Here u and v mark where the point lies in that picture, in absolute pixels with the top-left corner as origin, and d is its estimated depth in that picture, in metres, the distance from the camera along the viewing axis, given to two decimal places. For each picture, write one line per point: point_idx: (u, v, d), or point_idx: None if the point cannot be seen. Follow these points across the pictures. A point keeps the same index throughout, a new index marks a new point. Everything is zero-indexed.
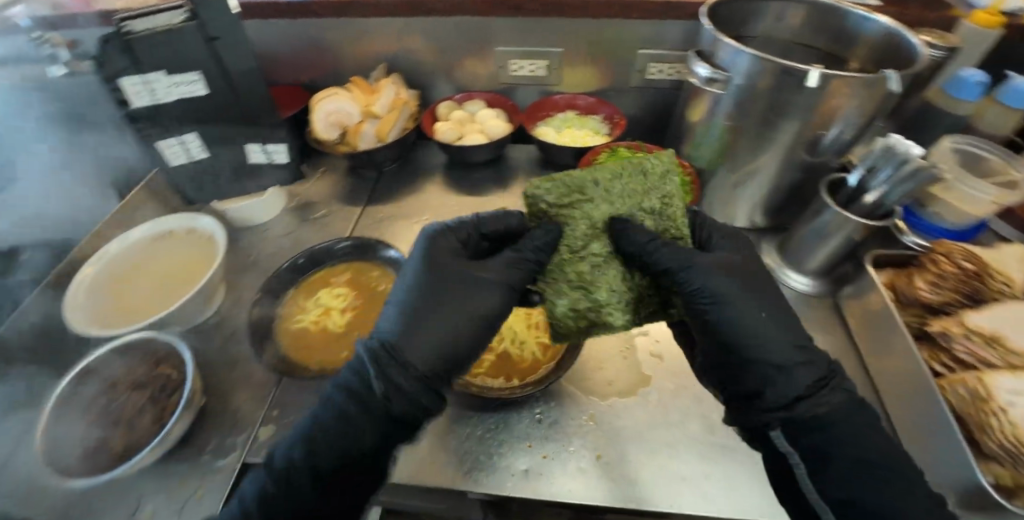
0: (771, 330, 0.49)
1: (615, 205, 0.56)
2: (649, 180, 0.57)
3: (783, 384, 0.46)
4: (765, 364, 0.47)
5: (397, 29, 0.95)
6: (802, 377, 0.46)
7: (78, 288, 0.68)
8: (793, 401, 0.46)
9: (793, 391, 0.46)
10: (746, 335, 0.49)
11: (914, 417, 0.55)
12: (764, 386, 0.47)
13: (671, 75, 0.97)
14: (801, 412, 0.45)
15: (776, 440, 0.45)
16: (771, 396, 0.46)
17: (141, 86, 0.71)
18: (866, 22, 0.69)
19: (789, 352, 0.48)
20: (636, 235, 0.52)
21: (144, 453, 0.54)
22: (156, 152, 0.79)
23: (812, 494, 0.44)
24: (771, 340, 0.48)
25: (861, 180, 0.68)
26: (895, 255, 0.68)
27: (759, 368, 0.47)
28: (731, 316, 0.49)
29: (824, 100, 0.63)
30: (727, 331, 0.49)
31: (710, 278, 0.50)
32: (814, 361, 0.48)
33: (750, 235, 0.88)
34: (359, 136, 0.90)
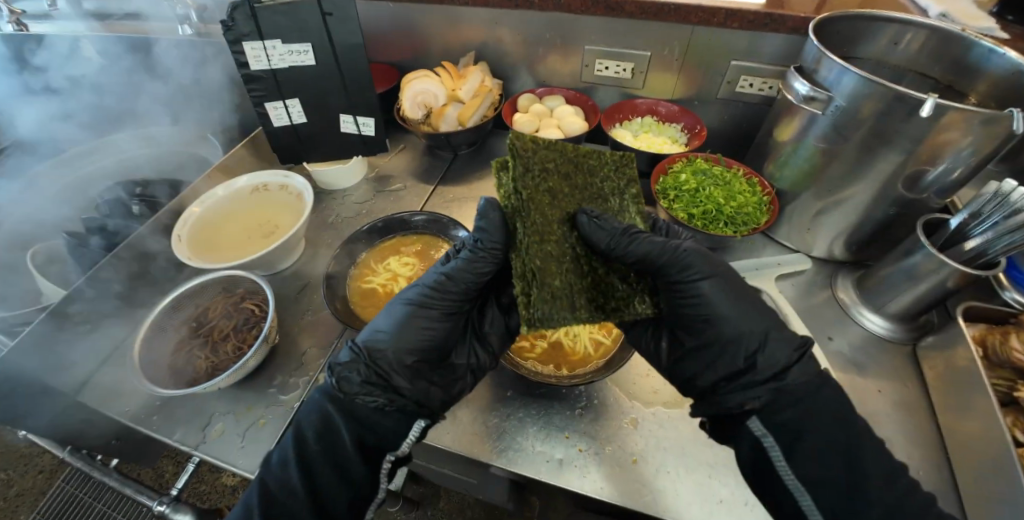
0: (750, 310, 0.52)
1: (577, 195, 0.56)
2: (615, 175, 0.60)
3: (764, 359, 0.50)
4: (745, 339, 0.51)
5: (490, 19, 0.98)
6: (779, 351, 0.50)
7: (186, 224, 0.77)
8: (780, 372, 0.50)
9: (771, 367, 0.50)
10: (724, 315, 0.52)
11: (988, 487, 0.51)
12: (750, 362, 0.51)
13: (762, 90, 0.93)
14: (789, 380, 0.49)
15: (754, 425, 0.48)
16: (760, 366, 0.50)
17: (260, 51, 0.79)
18: (991, 56, 0.63)
19: (769, 332, 0.51)
20: (599, 218, 0.53)
21: (223, 376, 0.60)
22: (263, 112, 0.88)
23: (789, 478, 0.45)
24: (744, 318, 0.52)
25: (964, 225, 0.63)
26: (991, 310, 0.62)
27: (742, 344, 0.51)
28: (712, 297, 0.53)
29: (935, 133, 0.58)
30: (710, 311, 0.53)
31: (689, 259, 0.53)
32: (788, 335, 0.51)
33: (826, 267, 0.84)
34: (442, 118, 0.95)
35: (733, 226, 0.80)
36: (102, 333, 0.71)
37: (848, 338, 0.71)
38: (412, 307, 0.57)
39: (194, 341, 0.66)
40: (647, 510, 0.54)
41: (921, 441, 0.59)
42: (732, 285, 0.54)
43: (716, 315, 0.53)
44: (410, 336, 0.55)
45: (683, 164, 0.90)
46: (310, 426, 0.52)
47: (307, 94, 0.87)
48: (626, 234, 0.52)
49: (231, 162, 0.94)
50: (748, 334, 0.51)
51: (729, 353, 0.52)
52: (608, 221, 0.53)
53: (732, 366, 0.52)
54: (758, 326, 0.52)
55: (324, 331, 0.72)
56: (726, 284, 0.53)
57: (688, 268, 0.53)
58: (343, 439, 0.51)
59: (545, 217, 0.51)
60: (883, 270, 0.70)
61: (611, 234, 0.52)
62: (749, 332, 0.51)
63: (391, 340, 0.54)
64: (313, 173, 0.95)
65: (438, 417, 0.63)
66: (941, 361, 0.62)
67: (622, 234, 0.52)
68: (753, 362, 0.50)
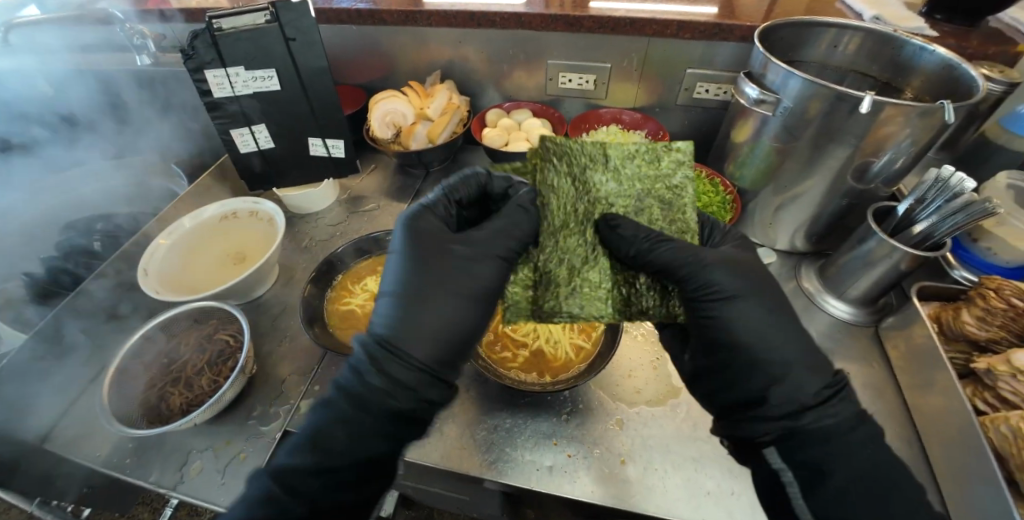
0: (783, 337, 0.51)
1: (608, 195, 0.59)
2: (666, 170, 0.60)
3: (789, 390, 0.49)
4: (768, 369, 0.50)
5: (455, 38, 1.00)
6: (808, 385, 0.49)
7: (152, 257, 0.74)
8: (803, 409, 0.48)
9: (799, 397, 0.48)
10: (751, 340, 0.51)
11: (953, 455, 0.54)
12: (770, 394, 0.49)
13: (718, 95, 0.98)
14: (807, 422, 0.48)
15: (769, 456, 0.48)
16: (783, 397, 0.49)
17: (223, 79, 0.79)
18: (923, 53, 0.69)
19: (798, 360, 0.50)
20: (623, 225, 0.55)
21: (198, 412, 0.58)
22: (229, 140, 0.87)
23: (806, 517, 0.45)
24: (774, 343, 0.51)
25: (910, 211, 0.67)
26: (942, 287, 0.66)
27: (765, 372, 0.50)
28: (734, 317, 0.52)
29: (875, 127, 0.63)
30: (731, 338, 0.52)
31: (716, 276, 0.53)
32: (818, 369, 0.50)
33: (790, 259, 0.87)
34: (412, 137, 0.95)
35: None
36: (65, 378, 0.67)
37: (816, 325, 0.74)
38: (435, 295, 0.52)
39: (166, 379, 0.64)
40: (640, 509, 0.55)
41: (890, 417, 0.62)
42: (765, 307, 0.53)
43: (743, 338, 0.51)
44: (427, 323, 0.51)
45: None
46: None
47: (273, 120, 0.86)
48: (650, 240, 0.54)
49: (197, 191, 0.92)
50: (774, 361, 0.50)
51: (751, 377, 0.51)
52: (631, 228, 0.55)
53: (762, 393, 0.50)
54: (792, 352, 0.50)
55: (302, 358, 0.71)
56: (757, 302, 0.53)
57: (710, 284, 0.53)
58: (332, 430, 0.47)
59: (569, 223, 0.57)
60: (842, 257, 0.74)
61: (632, 242, 0.54)
62: (777, 359, 0.50)
63: (412, 328, 0.51)
64: (283, 198, 0.94)
65: (426, 434, 0.62)
66: (902, 340, 0.66)
67: (644, 241, 0.54)
68: (777, 391, 0.49)
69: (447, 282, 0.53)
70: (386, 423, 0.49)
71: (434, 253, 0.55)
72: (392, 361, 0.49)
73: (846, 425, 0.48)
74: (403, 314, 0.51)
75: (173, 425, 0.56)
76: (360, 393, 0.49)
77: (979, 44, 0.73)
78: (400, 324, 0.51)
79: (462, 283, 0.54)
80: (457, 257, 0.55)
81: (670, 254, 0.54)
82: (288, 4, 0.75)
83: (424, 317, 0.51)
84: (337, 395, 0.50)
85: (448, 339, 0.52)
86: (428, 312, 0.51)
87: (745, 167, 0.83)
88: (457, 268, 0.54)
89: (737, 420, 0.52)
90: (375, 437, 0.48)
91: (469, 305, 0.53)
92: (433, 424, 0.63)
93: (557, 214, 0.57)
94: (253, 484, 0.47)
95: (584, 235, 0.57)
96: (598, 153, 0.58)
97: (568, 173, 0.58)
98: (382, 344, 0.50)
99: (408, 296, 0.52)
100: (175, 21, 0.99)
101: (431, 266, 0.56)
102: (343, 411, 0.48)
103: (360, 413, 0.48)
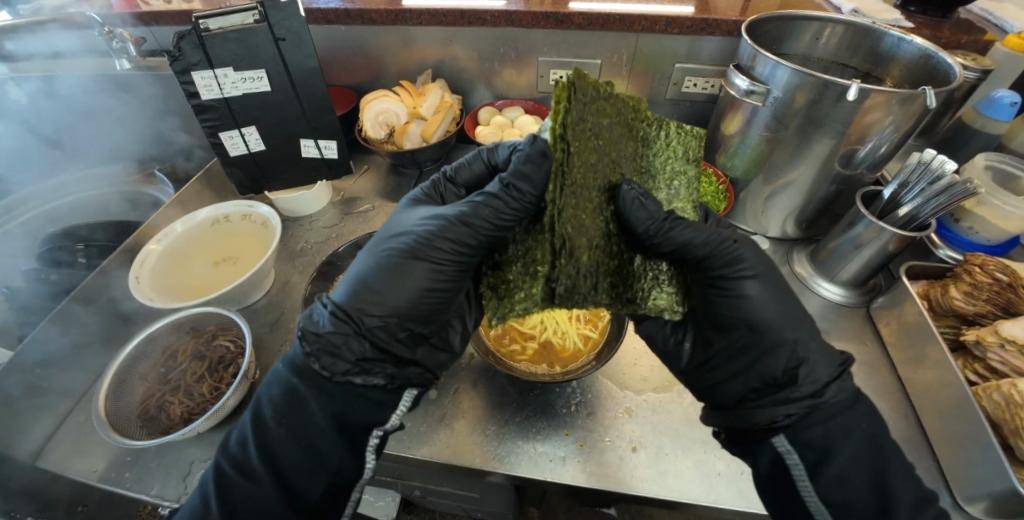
0: (786, 316, 0.53)
1: (624, 168, 0.56)
2: (673, 152, 0.60)
3: (805, 374, 0.50)
4: (791, 346, 0.51)
5: (445, 37, 1.00)
6: (825, 364, 0.50)
7: (143, 263, 0.72)
8: (822, 387, 0.50)
9: (816, 377, 0.50)
10: (770, 324, 0.53)
11: (947, 426, 0.56)
12: (796, 369, 0.51)
13: (706, 89, 1.00)
14: (829, 398, 0.49)
15: (777, 441, 0.49)
16: (801, 379, 0.50)
17: (211, 81, 0.77)
18: (901, 43, 0.72)
19: (809, 340, 0.52)
20: (645, 197, 0.52)
21: (201, 421, 0.56)
22: (218, 143, 0.85)
23: (810, 494, 0.47)
24: (795, 323, 0.53)
25: (895, 195, 0.70)
26: (928, 266, 0.68)
27: (788, 350, 0.52)
28: (754, 298, 0.54)
29: (860, 114, 0.65)
30: (754, 317, 0.54)
31: (747, 251, 0.54)
32: (828, 349, 0.52)
33: (782, 246, 0.90)
34: (405, 136, 0.95)
35: None
36: (57, 392, 0.65)
37: (810, 308, 0.76)
38: (398, 263, 0.53)
39: (166, 387, 0.62)
40: (653, 494, 0.56)
41: (886, 393, 0.64)
42: (776, 286, 0.54)
43: (760, 319, 0.53)
44: (382, 291, 0.52)
45: None
46: (274, 405, 0.49)
47: (263, 122, 0.85)
48: (667, 219, 0.52)
49: (185, 197, 0.90)
50: (791, 343, 0.52)
51: (770, 361, 0.52)
52: (650, 202, 0.52)
53: (775, 377, 0.51)
54: (807, 333, 0.52)
55: None
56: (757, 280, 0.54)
57: (740, 258, 0.53)
58: (318, 419, 0.49)
59: (585, 187, 0.50)
60: (832, 241, 0.76)
61: (651, 218, 0.51)
62: (791, 337, 0.52)
63: (372, 297, 0.52)
64: (276, 201, 0.93)
65: (435, 431, 0.62)
66: (893, 318, 0.68)
67: (661, 220, 0.52)
68: (795, 375, 0.50)
69: (406, 253, 0.54)
70: (350, 395, 0.51)
71: (394, 232, 0.58)
72: (348, 328, 0.50)
73: (851, 400, 0.49)
74: (359, 283, 0.53)
75: (174, 435, 0.54)
76: (310, 372, 0.51)
77: (951, 34, 0.77)
78: (356, 292, 0.52)
79: (423, 253, 0.54)
80: (411, 224, 0.58)
81: (689, 232, 0.52)
82: (276, 5, 0.74)
83: (385, 287, 0.52)
84: (292, 376, 0.51)
85: (407, 307, 0.53)
86: (387, 281, 0.53)
87: (736, 156, 0.85)
88: (423, 237, 0.55)
89: (750, 407, 0.53)
90: (322, 416, 0.49)
91: (434, 273, 0.54)
92: (442, 421, 0.63)
93: (578, 176, 0.49)
94: (249, 490, 0.46)
95: (599, 204, 0.53)
96: (623, 117, 0.54)
97: (594, 125, 0.50)
98: (336, 312, 0.50)
99: (371, 265, 0.54)
100: (155, 24, 0.97)
101: (395, 238, 0.57)
102: (297, 391, 0.50)
103: (309, 390, 0.50)
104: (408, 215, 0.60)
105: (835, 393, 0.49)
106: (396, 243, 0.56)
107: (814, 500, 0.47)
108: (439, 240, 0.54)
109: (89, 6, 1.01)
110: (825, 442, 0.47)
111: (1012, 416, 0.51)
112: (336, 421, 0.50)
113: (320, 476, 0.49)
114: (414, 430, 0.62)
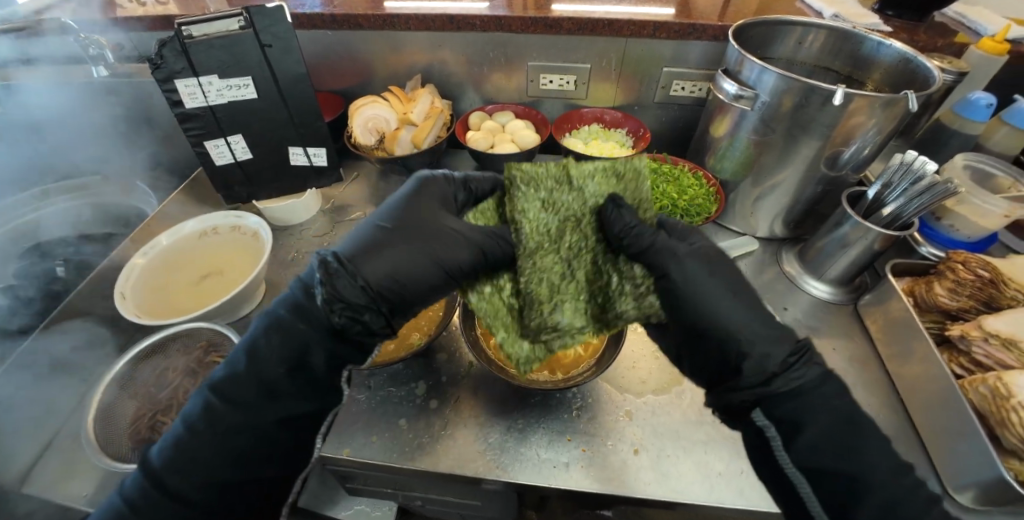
0: (739, 310, 0.54)
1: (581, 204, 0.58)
2: (631, 183, 0.59)
3: (751, 366, 0.51)
4: (737, 339, 0.52)
5: (434, 42, 1.00)
6: (778, 353, 0.50)
7: (128, 276, 0.70)
8: (771, 377, 0.50)
9: (768, 366, 0.50)
10: (716, 315, 0.53)
11: (936, 419, 0.58)
12: (742, 361, 0.51)
13: (693, 92, 1.02)
14: (777, 386, 0.49)
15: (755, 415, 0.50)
16: (750, 371, 0.51)
17: (195, 88, 0.75)
18: (882, 48, 0.74)
19: (756, 330, 0.52)
20: (614, 214, 0.55)
21: None
22: (204, 153, 0.83)
23: (787, 464, 0.48)
24: (744, 317, 0.53)
25: (878, 195, 0.72)
26: (912, 264, 0.71)
27: (735, 344, 0.52)
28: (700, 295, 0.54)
29: (844, 118, 0.67)
30: (711, 321, 0.53)
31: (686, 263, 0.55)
32: (784, 337, 0.52)
33: (771, 245, 0.91)
34: (396, 142, 0.94)
35: (687, 218, 0.83)
36: (42, 415, 0.62)
37: (800, 306, 0.78)
38: (410, 239, 0.54)
39: (156, 407, 0.60)
40: (656, 496, 0.56)
41: (877, 388, 0.66)
42: (724, 282, 0.56)
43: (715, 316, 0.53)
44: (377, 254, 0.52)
45: None
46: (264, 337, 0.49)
47: (249, 130, 0.83)
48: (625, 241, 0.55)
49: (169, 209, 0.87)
50: (739, 334, 0.52)
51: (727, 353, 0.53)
52: (628, 214, 0.56)
53: (724, 366, 0.53)
54: (760, 327, 0.53)
55: None
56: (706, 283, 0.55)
57: (683, 271, 0.55)
58: (276, 364, 0.49)
59: (542, 244, 0.56)
60: (820, 241, 0.78)
61: (619, 225, 0.55)
62: (743, 330, 0.52)
63: (373, 257, 0.51)
64: (265, 210, 0.91)
65: (437, 441, 0.62)
66: (879, 314, 0.70)
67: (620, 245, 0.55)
68: (741, 367, 0.51)
69: (421, 235, 0.55)
70: (316, 346, 0.50)
71: (422, 208, 0.58)
72: (343, 276, 0.48)
73: (810, 382, 0.49)
74: (367, 244, 0.52)
75: None
76: (304, 308, 0.51)
77: (928, 38, 0.80)
78: (361, 251, 0.51)
79: (433, 245, 0.54)
80: (441, 216, 0.58)
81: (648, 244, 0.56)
82: (263, 11, 0.72)
83: (390, 261, 0.52)
84: (282, 311, 0.51)
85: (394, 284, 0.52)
86: (388, 252, 0.52)
87: (725, 159, 0.86)
88: (443, 232, 0.56)
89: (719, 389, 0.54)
90: (277, 364, 0.48)
91: (436, 268, 0.54)
92: (444, 431, 0.63)
93: (532, 236, 0.55)
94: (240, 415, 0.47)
95: (555, 247, 0.57)
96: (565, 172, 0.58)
97: (536, 195, 0.56)
98: (338, 259, 0.49)
99: (382, 229, 0.54)
100: (133, 30, 0.94)
101: (416, 217, 0.56)
102: (284, 323, 0.50)
103: (297, 325, 0.50)
104: (432, 201, 0.59)
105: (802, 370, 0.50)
106: (413, 226, 0.55)
107: (790, 468, 0.48)
108: (454, 240, 0.55)
109: (61, 12, 0.97)
110: (799, 422, 0.48)
111: (998, 408, 0.53)
112: (287, 368, 0.49)
113: (273, 409, 0.48)
114: (416, 441, 0.62)
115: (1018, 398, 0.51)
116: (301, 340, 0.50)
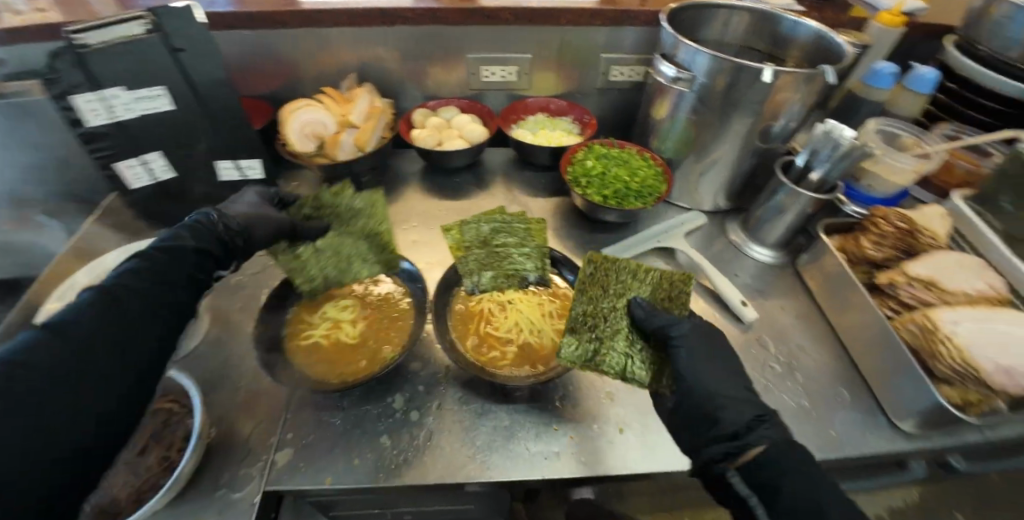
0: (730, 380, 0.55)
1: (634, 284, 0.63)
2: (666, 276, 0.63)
3: (727, 421, 0.51)
4: (728, 411, 0.52)
5: (367, 39, 0.95)
6: (735, 416, 0.51)
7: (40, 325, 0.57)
8: (741, 434, 0.50)
9: (730, 427, 0.50)
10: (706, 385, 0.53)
11: (877, 359, 0.65)
12: (719, 415, 0.51)
13: (631, 76, 1.05)
14: (745, 442, 0.49)
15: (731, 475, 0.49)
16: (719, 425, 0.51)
17: (98, 104, 0.65)
18: (797, 27, 0.80)
19: (722, 390, 0.53)
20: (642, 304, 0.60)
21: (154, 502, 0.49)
22: (115, 175, 0.73)
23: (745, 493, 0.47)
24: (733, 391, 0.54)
25: (807, 162, 0.78)
26: (839, 223, 0.78)
27: (724, 412, 0.52)
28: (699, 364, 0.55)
29: (772, 94, 0.72)
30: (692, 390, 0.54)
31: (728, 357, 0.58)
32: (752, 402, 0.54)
33: (716, 218, 0.97)
34: (338, 146, 0.88)
35: (641, 199, 0.85)
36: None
37: (749, 272, 0.84)
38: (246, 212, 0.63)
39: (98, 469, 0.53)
40: (647, 469, 0.58)
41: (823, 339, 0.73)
42: (714, 351, 0.56)
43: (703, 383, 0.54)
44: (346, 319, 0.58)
45: (585, 152, 0.93)
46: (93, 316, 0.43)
47: (167, 146, 0.74)
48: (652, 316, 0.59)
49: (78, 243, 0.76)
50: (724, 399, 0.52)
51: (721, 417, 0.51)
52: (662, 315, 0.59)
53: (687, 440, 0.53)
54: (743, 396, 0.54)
55: (263, 410, 0.64)
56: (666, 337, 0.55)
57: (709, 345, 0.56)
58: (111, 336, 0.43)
59: (598, 308, 0.61)
60: (759, 209, 0.84)
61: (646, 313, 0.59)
62: (721, 395, 0.53)
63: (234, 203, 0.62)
64: None
65: (425, 453, 0.60)
66: (817, 271, 0.77)
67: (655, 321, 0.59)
68: (733, 428, 0.50)
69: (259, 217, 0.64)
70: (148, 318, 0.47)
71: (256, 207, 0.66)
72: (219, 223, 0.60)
73: (775, 448, 0.48)
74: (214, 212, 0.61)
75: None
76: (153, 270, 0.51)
77: (832, 16, 0.88)
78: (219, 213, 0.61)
79: (265, 221, 0.64)
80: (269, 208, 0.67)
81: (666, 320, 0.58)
82: (170, 12, 0.64)
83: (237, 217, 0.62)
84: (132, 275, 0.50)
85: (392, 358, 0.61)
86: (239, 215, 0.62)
87: (668, 140, 0.90)
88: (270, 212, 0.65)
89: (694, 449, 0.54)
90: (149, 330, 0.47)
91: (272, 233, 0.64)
92: (430, 441, 0.61)
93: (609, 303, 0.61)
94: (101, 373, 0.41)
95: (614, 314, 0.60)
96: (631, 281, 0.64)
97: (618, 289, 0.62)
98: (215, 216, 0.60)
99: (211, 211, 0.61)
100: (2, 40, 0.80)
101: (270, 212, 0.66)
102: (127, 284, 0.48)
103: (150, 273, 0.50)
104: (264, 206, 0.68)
105: (761, 432, 0.49)
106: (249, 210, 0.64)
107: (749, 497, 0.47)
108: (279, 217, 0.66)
109: None
110: (772, 480, 0.46)
111: (928, 341, 0.59)
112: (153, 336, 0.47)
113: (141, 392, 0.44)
114: (402, 457, 0.59)
115: (944, 330, 0.58)
116: (94, 368, 0.41)
